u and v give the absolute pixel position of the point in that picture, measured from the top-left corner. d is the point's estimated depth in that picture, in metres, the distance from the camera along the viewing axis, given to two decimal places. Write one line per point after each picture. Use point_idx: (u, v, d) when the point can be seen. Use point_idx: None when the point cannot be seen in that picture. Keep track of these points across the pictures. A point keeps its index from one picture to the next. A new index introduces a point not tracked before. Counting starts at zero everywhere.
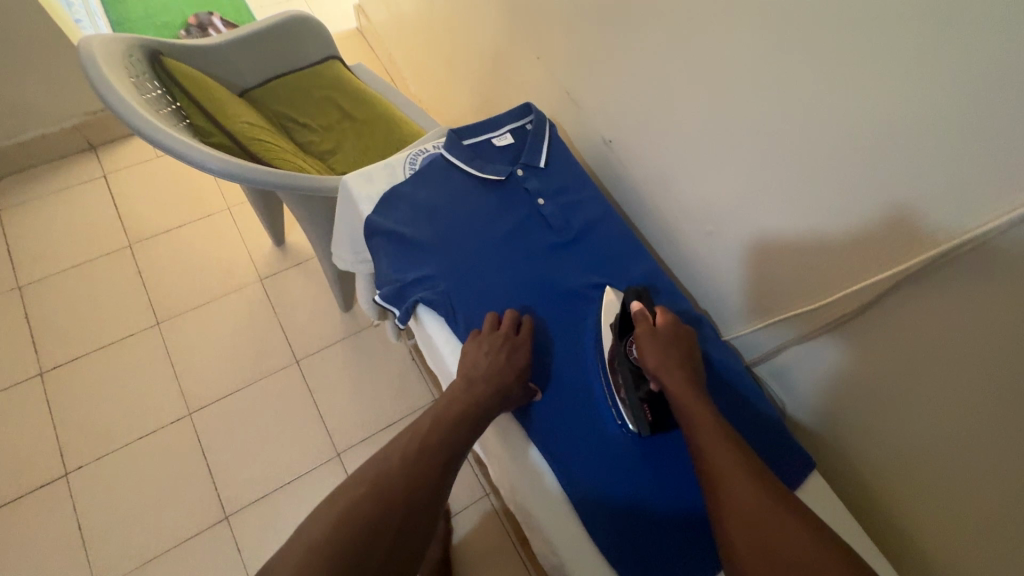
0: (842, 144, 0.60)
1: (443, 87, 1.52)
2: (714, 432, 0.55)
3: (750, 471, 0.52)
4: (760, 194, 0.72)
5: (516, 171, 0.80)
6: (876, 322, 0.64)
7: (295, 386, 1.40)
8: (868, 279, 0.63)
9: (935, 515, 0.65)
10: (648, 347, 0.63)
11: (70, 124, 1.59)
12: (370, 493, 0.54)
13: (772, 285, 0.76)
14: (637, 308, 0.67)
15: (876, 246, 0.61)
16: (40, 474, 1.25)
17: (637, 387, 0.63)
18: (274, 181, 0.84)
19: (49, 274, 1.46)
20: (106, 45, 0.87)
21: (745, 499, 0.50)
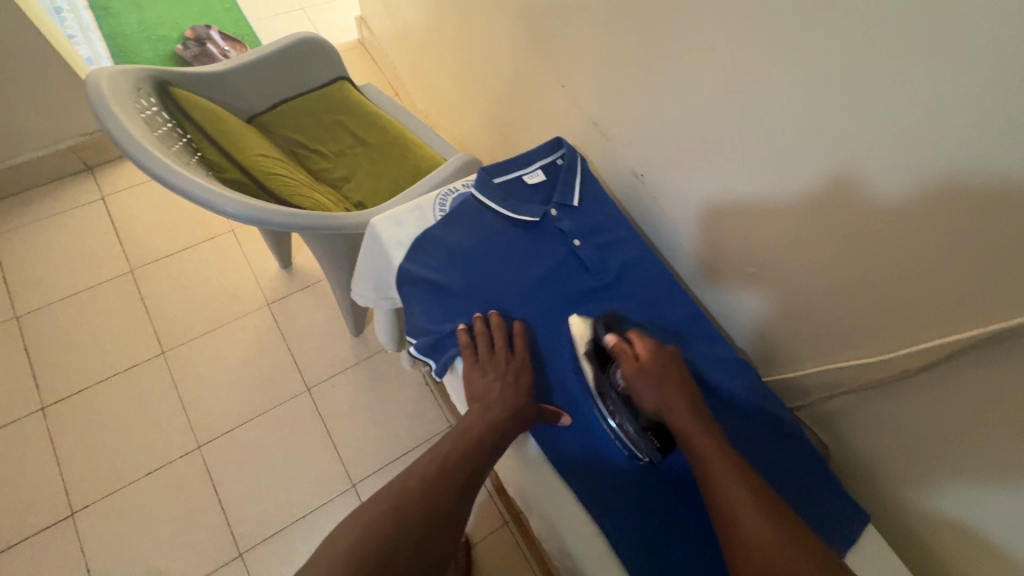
0: (906, 199, 0.57)
1: (452, 104, 1.48)
2: (719, 466, 0.53)
3: (754, 504, 0.50)
4: (806, 238, 0.70)
5: (550, 210, 0.77)
6: (941, 383, 0.61)
7: (307, 415, 1.36)
8: (933, 339, 0.60)
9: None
10: (635, 380, 0.61)
11: (66, 145, 1.54)
12: (390, 510, 0.51)
13: (821, 331, 0.74)
14: (611, 340, 0.65)
15: (941, 304, 0.58)
16: (44, 515, 1.20)
17: (635, 416, 0.61)
18: (294, 222, 0.80)
19: (48, 302, 1.41)
20: (114, 79, 0.82)
21: (750, 536, 0.48)
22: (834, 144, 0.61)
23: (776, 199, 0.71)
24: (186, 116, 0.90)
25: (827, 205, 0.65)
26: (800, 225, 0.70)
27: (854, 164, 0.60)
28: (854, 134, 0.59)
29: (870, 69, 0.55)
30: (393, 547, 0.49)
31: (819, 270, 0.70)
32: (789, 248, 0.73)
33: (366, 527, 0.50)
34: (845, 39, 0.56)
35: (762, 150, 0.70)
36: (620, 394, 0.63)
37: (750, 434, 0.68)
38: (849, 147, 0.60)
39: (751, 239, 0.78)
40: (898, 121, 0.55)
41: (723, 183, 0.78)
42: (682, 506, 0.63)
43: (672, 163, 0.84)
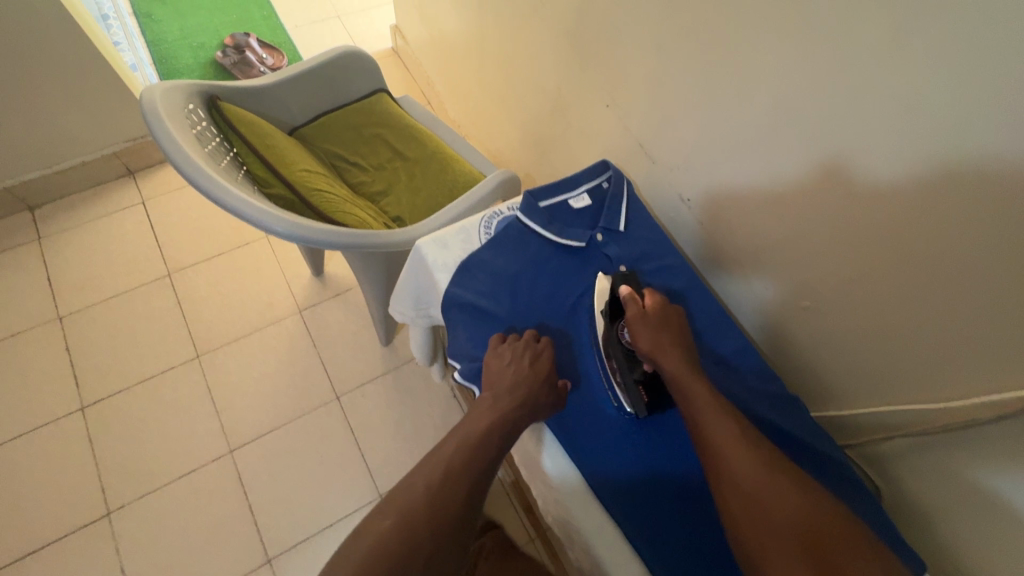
0: (982, 246, 0.54)
1: (487, 116, 1.48)
2: (709, 406, 0.58)
3: (744, 442, 0.54)
4: (860, 275, 0.68)
5: (596, 236, 0.76)
6: (1014, 436, 0.56)
7: (337, 424, 1.37)
8: (1009, 389, 0.56)
9: None
10: (638, 329, 0.65)
11: (109, 151, 1.58)
12: (396, 524, 0.49)
13: (880, 373, 0.71)
14: (626, 290, 0.69)
15: (1018, 359, 0.55)
16: (83, 513, 1.23)
17: (632, 369, 0.65)
18: (340, 242, 0.80)
19: (90, 304, 1.45)
20: (168, 96, 0.84)
21: (739, 469, 0.52)
22: (897, 182, 0.59)
23: (830, 233, 0.69)
24: (234, 131, 0.92)
25: (885, 245, 0.63)
26: (854, 261, 0.68)
27: (917, 204, 0.58)
28: (921, 174, 0.56)
29: (941, 108, 0.52)
30: (408, 558, 0.47)
31: (875, 309, 0.68)
32: (841, 283, 0.70)
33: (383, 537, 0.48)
34: (916, 77, 0.53)
35: (816, 182, 0.68)
36: (623, 345, 0.66)
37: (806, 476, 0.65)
38: (913, 186, 0.58)
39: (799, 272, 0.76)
40: (969, 164, 0.52)
41: (772, 214, 0.76)
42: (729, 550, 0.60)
43: (719, 190, 0.82)
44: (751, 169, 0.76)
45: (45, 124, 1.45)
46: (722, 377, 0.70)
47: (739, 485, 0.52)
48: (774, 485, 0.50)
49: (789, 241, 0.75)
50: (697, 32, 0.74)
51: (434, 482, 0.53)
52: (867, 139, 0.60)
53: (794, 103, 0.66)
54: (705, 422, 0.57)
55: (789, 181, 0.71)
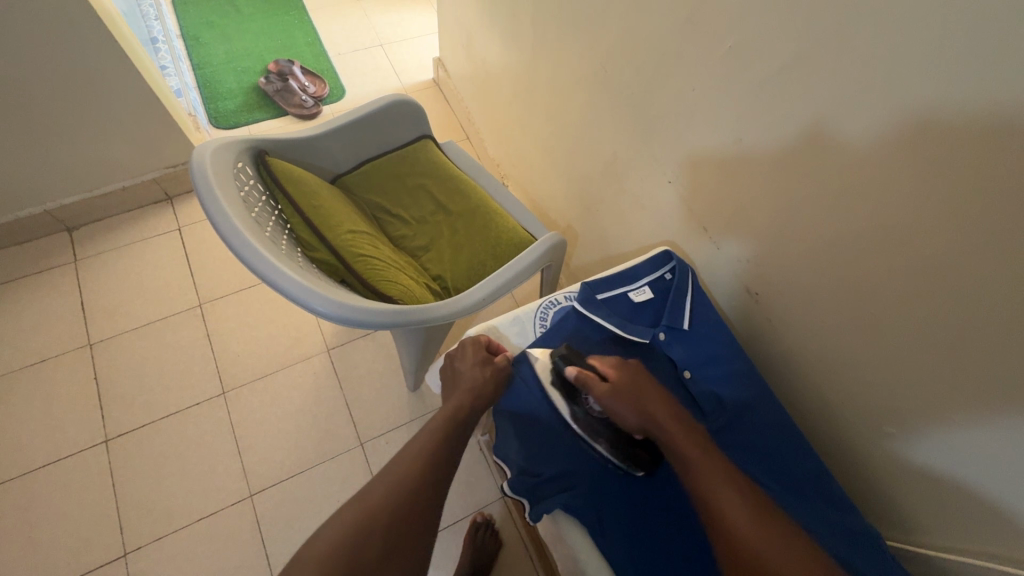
0: None
1: (531, 162, 1.44)
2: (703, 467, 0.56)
3: (727, 485, 0.54)
4: (964, 411, 0.61)
5: (659, 335, 0.71)
6: None
7: (360, 472, 1.33)
8: None
9: None
10: (606, 402, 0.63)
11: (149, 176, 1.58)
12: (363, 514, 0.59)
13: (972, 517, 0.65)
14: (572, 370, 0.65)
15: None
16: (99, 553, 1.20)
17: (618, 438, 0.64)
18: (385, 320, 0.77)
19: (120, 332, 1.44)
20: (218, 156, 0.81)
21: (733, 520, 0.52)
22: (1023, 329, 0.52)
23: (932, 361, 0.62)
24: (280, 190, 0.89)
25: (996, 388, 0.57)
26: (959, 395, 0.61)
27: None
28: None
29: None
30: (369, 531, 0.58)
31: (980, 451, 0.61)
32: (938, 415, 0.64)
33: (331, 554, 0.56)
34: None
35: (917, 305, 0.61)
36: (599, 419, 0.66)
37: None
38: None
39: (887, 391, 0.69)
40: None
41: (859, 327, 0.69)
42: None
43: (794, 287, 0.76)
44: (834, 275, 0.70)
45: (90, 151, 1.46)
46: (801, 506, 0.64)
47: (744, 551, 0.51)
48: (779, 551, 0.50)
49: (877, 359, 0.69)
50: (787, 133, 0.69)
51: (383, 503, 0.60)
52: (992, 275, 0.53)
53: (895, 220, 0.60)
54: (692, 473, 0.56)
55: (882, 298, 0.65)
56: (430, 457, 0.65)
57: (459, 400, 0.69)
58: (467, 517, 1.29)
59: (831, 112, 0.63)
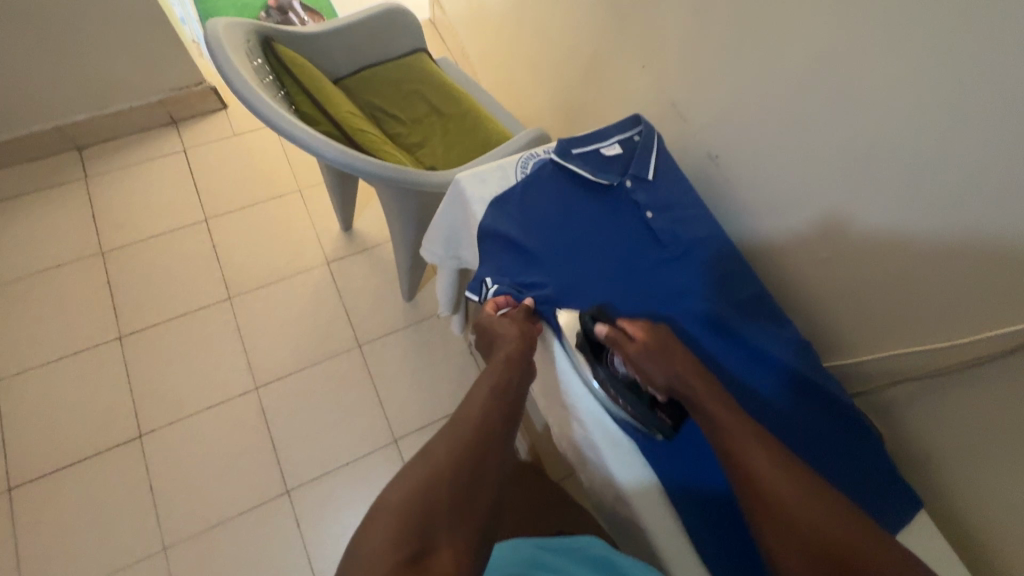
0: (976, 186, 0.58)
1: (522, 85, 1.50)
2: (737, 430, 0.57)
3: (762, 455, 0.54)
4: (879, 238, 0.71)
5: (625, 182, 0.79)
6: (1013, 371, 0.60)
7: (358, 370, 1.43)
8: (1003, 328, 0.60)
9: None
10: (639, 362, 0.63)
11: (155, 98, 1.64)
12: (472, 432, 0.58)
13: (884, 323, 0.74)
14: (603, 330, 0.66)
15: (1000, 294, 0.59)
16: (116, 434, 1.30)
17: (637, 399, 0.65)
18: (380, 174, 0.87)
19: (131, 242, 1.52)
20: (230, 28, 0.90)
21: (767, 484, 0.53)
22: (927, 147, 0.62)
23: (859, 194, 0.71)
24: (285, 69, 0.98)
25: (904, 209, 0.66)
26: (875, 222, 0.70)
27: (948, 168, 0.61)
28: (948, 120, 0.59)
29: (988, 55, 0.54)
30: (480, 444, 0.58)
31: (890, 257, 0.70)
32: (862, 235, 0.73)
33: (452, 462, 0.55)
34: (947, 29, 0.57)
35: (847, 147, 0.71)
36: (622, 381, 0.67)
37: (814, 415, 0.68)
38: (943, 151, 0.60)
39: (823, 233, 0.78)
40: (1006, 123, 0.54)
41: (798, 183, 0.79)
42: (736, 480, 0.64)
43: (749, 148, 0.85)
44: (781, 136, 0.79)
45: (100, 69, 1.52)
46: (740, 318, 0.74)
47: (772, 513, 0.52)
48: (808, 510, 0.51)
49: (818, 200, 0.77)
50: (816, 220, 0.78)
51: (481, 420, 0.60)
52: (902, 85, 0.62)
53: (836, 72, 0.69)
54: (724, 435, 0.57)
55: (818, 150, 0.75)
56: (510, 388, 0.65)
57: (515, 349, 0.67)
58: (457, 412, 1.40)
59: (854, 203, 0.72)
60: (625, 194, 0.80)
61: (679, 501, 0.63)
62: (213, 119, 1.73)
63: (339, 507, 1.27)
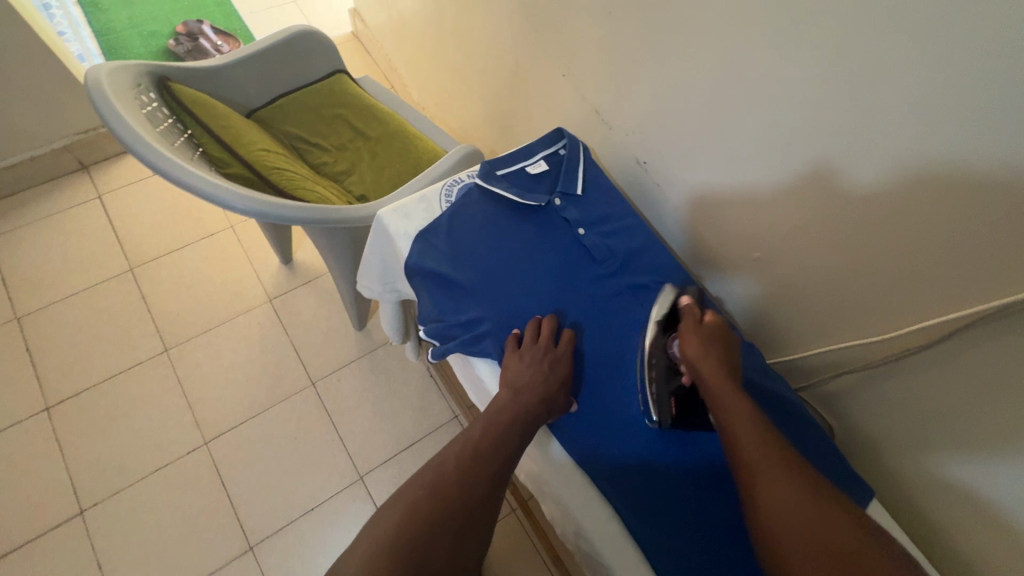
0: (897, 181, 0.59)
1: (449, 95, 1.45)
2: (753, 430, 0.53)
3: (782, 461, 0.50)
4: (877, 183, 0.61)
5: (554, 200, 0.77)
6: (943, 358, 0.61)
7: (314, 409, 1.37)
8: (932, 317, 0.61)
9: (993, 552, 0.63)
10: (689, 338, 0.62)
11: (59, 144, 1.52)
12: (478, 450, 0.58)
13: (820, 316, 0.75)
14: (687, 300, 0.67)
15: (929, 285, 0.61)
16: (54, 514, 1.20)
17: (670, 379, 0.63)
18: (298, 216, 0.82)
19: (49, 303, 1.41)
20: (115, 73, 0.83)
21: (778, 490, 0.48)
22: (925, 80, 0.53)
23: (850, 139, 0.62)
24: (185, 111, 0.91)
25: (906, 145, 0.57)
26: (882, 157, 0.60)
27: (949, 100, 0.52)
28: (861, 117, 0.60)
29: (886, 54, 0.55)
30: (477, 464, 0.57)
31: (821, 253, 0.71)
32: (791, 232, 0.73)
33: (453, 477, 0.55)
34: (845, 29, 0.57)
35: (828, 91, 0.62)
36: (666, 358, 0.64)
37: (767, 419, 0.67)
38: (939, 83, 0.52)
39: (799, 193, 0.70)
40: (922, 100, 0.54)
41: (771, 144, 0.71)
42: (694, 500, 0.62)
43: (676, 152, 0.84)
44: (739, 98, 0.72)
45: None
46: None
47: (778, 511, 0.47)
48: (816, 509, 0.46)
49: (747, 200, 0.77)
50: (796, 170, 0.70)
51: (488, 438, 0.60)
52: (812, 86, 0.63)
53: (777, 38, 0.64)
54: (738, 426, 0.54)
55: (794, 100, 0.66)
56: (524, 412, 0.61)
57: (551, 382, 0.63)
58: (423, 439, 1.37)
59: (843, 151, 0.63)
60: (555, 212, 0.78)
61: (641, 534, 0.62)
62: (129, 160, 1.62)
63: (307, 556, 1.21)
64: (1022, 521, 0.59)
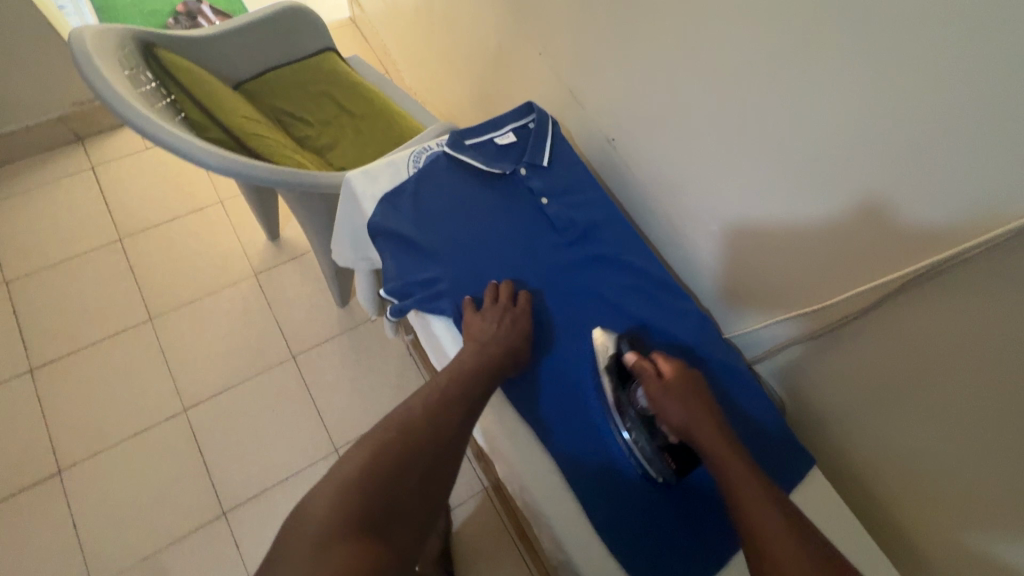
0: (842, 152, 0.62)
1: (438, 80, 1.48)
2: (752, 493, 0.53)
3: (785, 531, 0.50)
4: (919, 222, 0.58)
5: (520, 170, 0.79)
6: (885, 322, 0.64)
7: (293, 381, 1.39)
8: (869, 283, 0.65)
9: (925, 509, 0.68)
10: (661, 400, 0.61)
11: (55, 115, 1.55)
12: (445, 399, 0.60)
13: (773, 288, 0.78)
14: (631, 358, 0.66)
15: (869, 251, 0.64)
16: (33, 472, 1.23)
17: (652, 437, 0.63)
18: (272, 178, 0.84)
19: (38, 269, 1.44)
20: (100, 34, 0.86)
21: (786, 567, 0.48)
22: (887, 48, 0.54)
23: (898, 170, 0.58)
24: (169, 75, 0.93)
25: (959, 186, 0.53)
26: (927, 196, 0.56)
27: (1010, 140, 0.48)
28: (807, 90, 0.63)
29: (827, 27, 0.58)
30: (446, 411, 0.59)
31: (772, 227, 0.74)
32: (745, 207, 0.76)
33: (422, 421, 0.57)
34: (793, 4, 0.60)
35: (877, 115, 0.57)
36: (639, 415, 0.64)
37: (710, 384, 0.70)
38: (1001, 120, 0.48)
39: (821, 212, 0.67)
40: (864, 70, 0.57)
41: (810, 169, 0.66)
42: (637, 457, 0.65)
43: (644, 130, 0.87)
44: (746, 82, 0.69)
45: None
46: (638, 299, 0.74)
47: None
48: None
49: (706, 177, 0.80)
50: (808, 162, 0.66)
51: (453, 389, 0.61)
52: (764, 60, 0.66)
53: (755, 19, 0.65)
54: (732, 494, 0.54)
55: (840, 123, 0.61)
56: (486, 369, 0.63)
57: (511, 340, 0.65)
58: None
59: (880, 160, 0.59)
60: (520, 183, 0.80)
61: (582, 487, 0.64)
62: (123, 133, 1.65)
63: (279, 524, 1.24)
64: (953, 476, 0.63)
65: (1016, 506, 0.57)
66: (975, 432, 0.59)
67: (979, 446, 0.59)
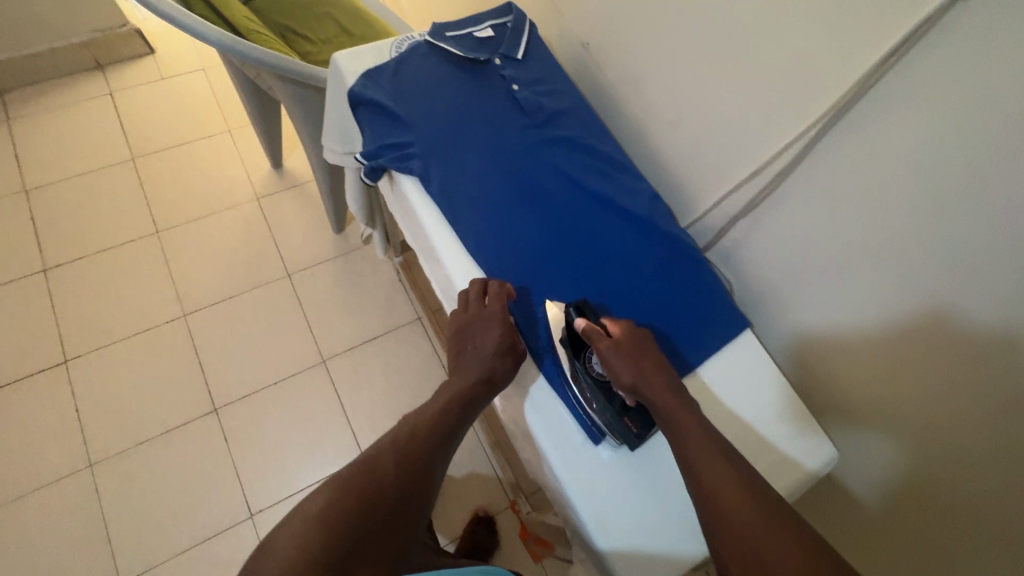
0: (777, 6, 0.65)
1: (424, 12, 1.52)
2: (705, 450, 0.60)
3: (739, 489, 0.56)
4: (858, 149, 0.63)
5: (494, 59, 0.85)
6: (819, 171, 0.68)
7: (287, 297, 1.46)
8: (796, 131, 0.68)
9: (890, 424, 0.72)
10: (614, 363, 0.65)
11: (77, 40, 1.63)
12: (426, 427, 0.69)
13: (719, 169, 0.81)
14: (582, 322, 0.67)
15: (803, 100, 0.67)
16: (42, 359, 1.32)
17: (610, 401, 0.66)
18: (267, 61, 0.91)
19: (54, 181, 1.53)
20: None
21: (737, 517, 0.55)
22: None
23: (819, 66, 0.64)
24: None
25: (873, 60, 0.58)
26: (837, 98, 0.62)
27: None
28: None
29: None
30: (425, 433, 0.68)
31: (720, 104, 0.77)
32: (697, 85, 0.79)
33: (402, 444, 0.66)
34: None
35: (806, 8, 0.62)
36: (595, 379, 0.67)
37: (652, 251, 0.76)
38: None
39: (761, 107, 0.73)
40: None
41: (752, 31, 0.69)
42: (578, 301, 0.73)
43: (612, 28, 0.90)
44: None
45: (15, 7, 1.51)
46: (595, 176, 0.80)
47: (736, 541, 0.54)
48: (768, 534, 0.53)
49: (666, 65, 0.83)
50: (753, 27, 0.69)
51: (433, 415, 0.71)
52: None
53: None
54: (688, 452, 0.60)
55: (780, 20, 0.65)
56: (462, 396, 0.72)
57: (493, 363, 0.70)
58: (387, 334, 1.45)
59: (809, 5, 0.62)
60: (495, 72, 0.86)
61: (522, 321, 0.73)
62: (141, 63, 1.73)
63: (266, 422, 1.31)
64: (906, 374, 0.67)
65: (969, 407, 0.62)
66: (931, 340, 0.63)
67: (935, 353, 0.63)
